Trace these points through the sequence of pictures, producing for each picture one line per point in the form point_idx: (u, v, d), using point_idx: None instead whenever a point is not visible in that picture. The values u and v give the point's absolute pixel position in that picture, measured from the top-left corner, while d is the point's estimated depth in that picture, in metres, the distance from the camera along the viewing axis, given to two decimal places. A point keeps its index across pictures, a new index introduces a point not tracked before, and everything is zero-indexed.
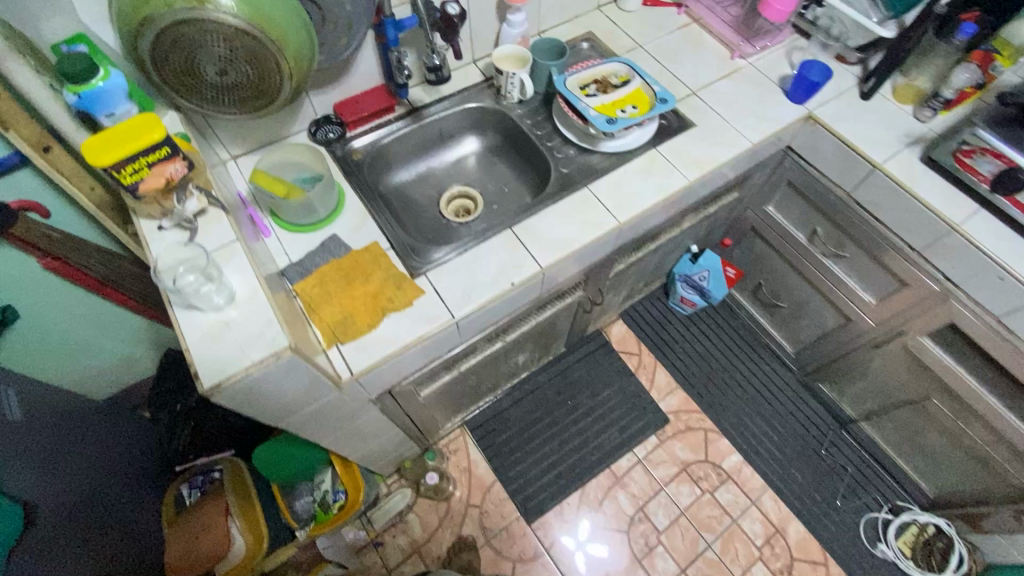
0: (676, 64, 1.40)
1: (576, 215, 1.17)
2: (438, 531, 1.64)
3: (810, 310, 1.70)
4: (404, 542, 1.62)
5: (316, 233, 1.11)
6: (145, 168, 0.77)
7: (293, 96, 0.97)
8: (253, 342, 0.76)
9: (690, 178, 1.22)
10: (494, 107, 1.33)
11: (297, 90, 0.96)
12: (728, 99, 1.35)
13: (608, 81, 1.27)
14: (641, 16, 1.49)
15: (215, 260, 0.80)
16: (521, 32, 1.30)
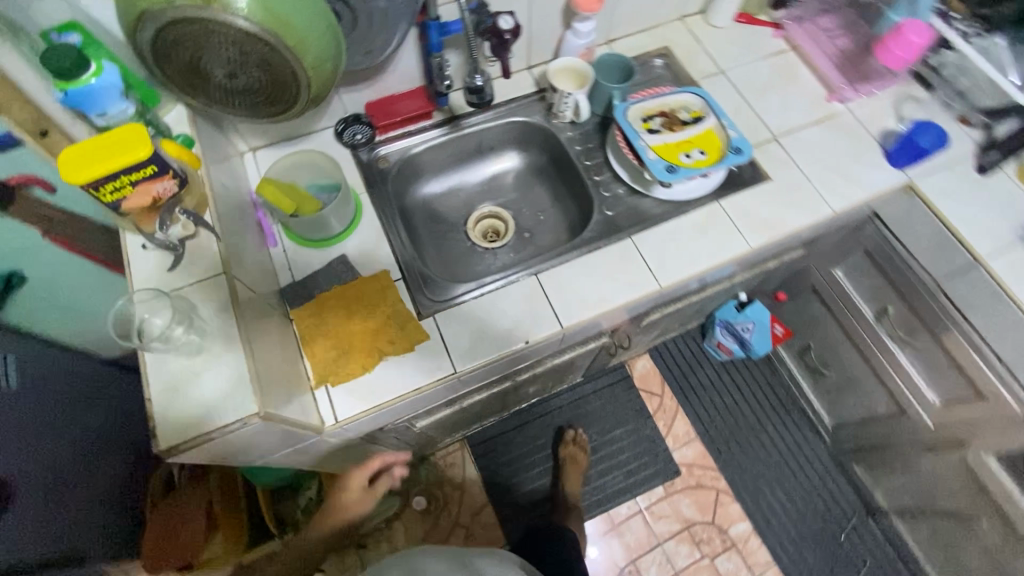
0: (760, 99, 1.21)
1: (613, 270, 1.03)
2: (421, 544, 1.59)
3: (860, 389, 1.52)
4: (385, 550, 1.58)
5: (325, 250, 1.02)
6: (128, 186, 0.68)
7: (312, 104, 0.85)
8: (221, 404, 0.68)
9: (751, 244, 1.06)
10: (543, 124, 1.19)
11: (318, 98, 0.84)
12: (815, 151, 1.16)
13: (676, 116, 1.10)
14: (730, 35, 1.29)
15: (195, 297, 0.72)
16: (587, 44, 1.15)
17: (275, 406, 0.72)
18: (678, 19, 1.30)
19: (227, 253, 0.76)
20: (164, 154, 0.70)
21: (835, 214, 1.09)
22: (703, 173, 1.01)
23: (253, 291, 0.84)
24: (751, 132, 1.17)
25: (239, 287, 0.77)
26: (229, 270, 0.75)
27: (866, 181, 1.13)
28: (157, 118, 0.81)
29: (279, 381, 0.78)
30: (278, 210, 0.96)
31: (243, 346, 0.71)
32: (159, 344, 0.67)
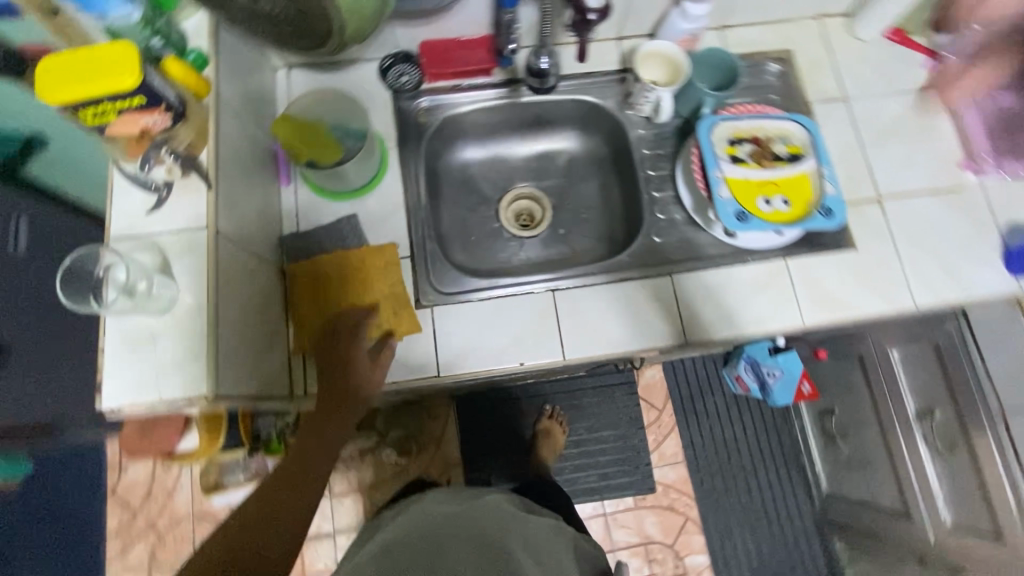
0: (878, 146, 1.01)
1: (640, 308, 0.91)
2: (388, 481, 1.63)
3: (868, 474, 1.39)
4: (353, 477, 1.62)
5: (336, 206, 0.93)
6: (112, 113, 0.60)
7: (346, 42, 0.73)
8: (170, 376, 0.63)
9: (805, 321, 0.92)
10: (615, 113, 1.03)
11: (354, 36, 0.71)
12: (920, 227, 0.97)
13: (769, 146, 0.92)
14: (870, 55, 1.06)
15: (171, 251, 0.65)
16: (693, 31, 0.96)
17: (230, 387, 0.67)
18: (813, 18, 1.07)
19: (217, 206, 0.68)
20: (159, 84, 0.61)
21: (916, 310, 0.93)
22: (778, 230, 0.86)
23: (247, 247, 0.77)
24: (852, 185, 0.98)
25: (223, 246, 0.69)
26: (213, 227, 0.67)
27: (969, 280, 0.95)
28: (168, 28, 0.72)
29: (245, 354, 0.72)
30: (291, 155, 0.87)
31: (209, 319, 0.64)
32: (122, 300, 0.61)
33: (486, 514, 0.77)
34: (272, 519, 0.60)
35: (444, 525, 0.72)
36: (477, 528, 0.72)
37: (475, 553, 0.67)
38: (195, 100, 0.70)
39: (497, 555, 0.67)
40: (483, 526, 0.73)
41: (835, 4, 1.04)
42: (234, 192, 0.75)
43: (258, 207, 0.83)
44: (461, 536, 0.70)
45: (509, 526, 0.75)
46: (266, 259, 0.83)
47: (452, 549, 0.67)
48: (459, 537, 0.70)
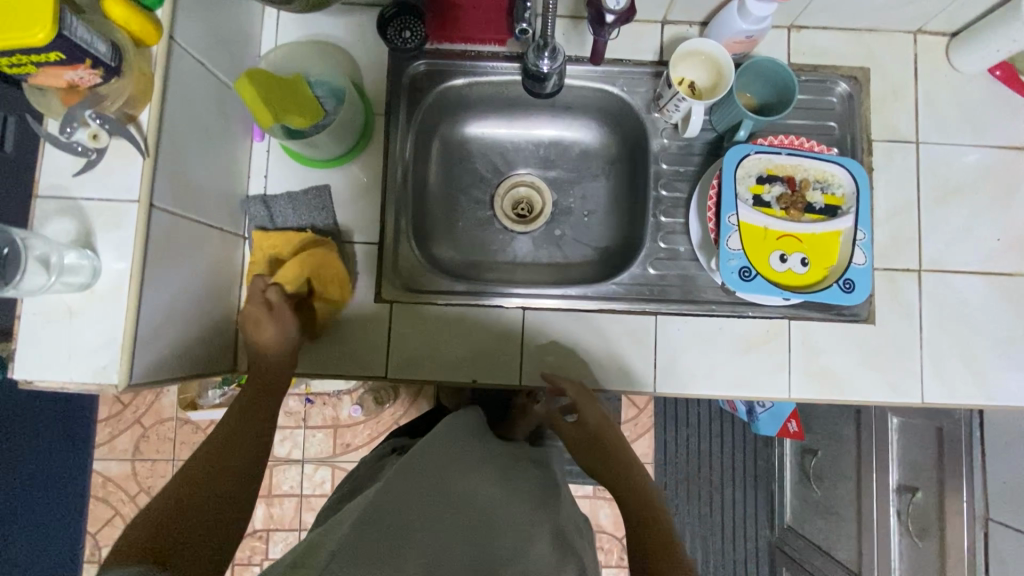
0: (938, 207, 0.86)
1: (613, 343, 0.84)
2: (360, 424, 1.55)
3: (833, 523, 1.35)
4: (327, 415, 1.55)
5: (309, 173, 0.85)
6: (29, 65, 0.53)
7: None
8: (82, 358, 0.60)
9: (792, 394, 0.83)
10: (640, 113, 0.89)
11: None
12: (956, 311, 0.84)
13: (804, 193, 0.79)
14: (963, 92, 0.88)
15: (95, 223, 0.60)
16: (752, 34, 0.79)
17: (149, 371, 0.64)
18: (907, 32, 0.88)
19: (153, 177, 0.61)
20: (85, 36, 0.53)
21: (919, 405, 0.83)
22: (784, 295, 0.75)
23: (197, 218, 0.72)
24: (892, 248, 0.85)
25: (159, 221, 0.63)
26: (146, 202, 0.61)
27: (994, 384, 0.83)
28: None
29: (177, 334, 0.68)
30: (260, 124, 0.76)
31: (128, 304, 0.60)
32: (37, 273, 0.56)
33: (471, 466, 0.71)
34: (216, 483, 0.62)
35: (428, 485, 0.64)
36: (464, 487, 0.66)
37: (455, 516, 0.60)
38: (137, 49, 0.61)
39: (480, 522, 0.61)
40: (468, 481, 0.67)
41: (938, 20, 0.85)
42: (183, 158, 0.68)
43: (219, 169, 0.76)
44: (444, 495, 0.63)
45: (495, 483, 0.70)
46: (221, 226, 0.78)
47: (435, 511, 0.60)
48: (440, 499, 0.62)
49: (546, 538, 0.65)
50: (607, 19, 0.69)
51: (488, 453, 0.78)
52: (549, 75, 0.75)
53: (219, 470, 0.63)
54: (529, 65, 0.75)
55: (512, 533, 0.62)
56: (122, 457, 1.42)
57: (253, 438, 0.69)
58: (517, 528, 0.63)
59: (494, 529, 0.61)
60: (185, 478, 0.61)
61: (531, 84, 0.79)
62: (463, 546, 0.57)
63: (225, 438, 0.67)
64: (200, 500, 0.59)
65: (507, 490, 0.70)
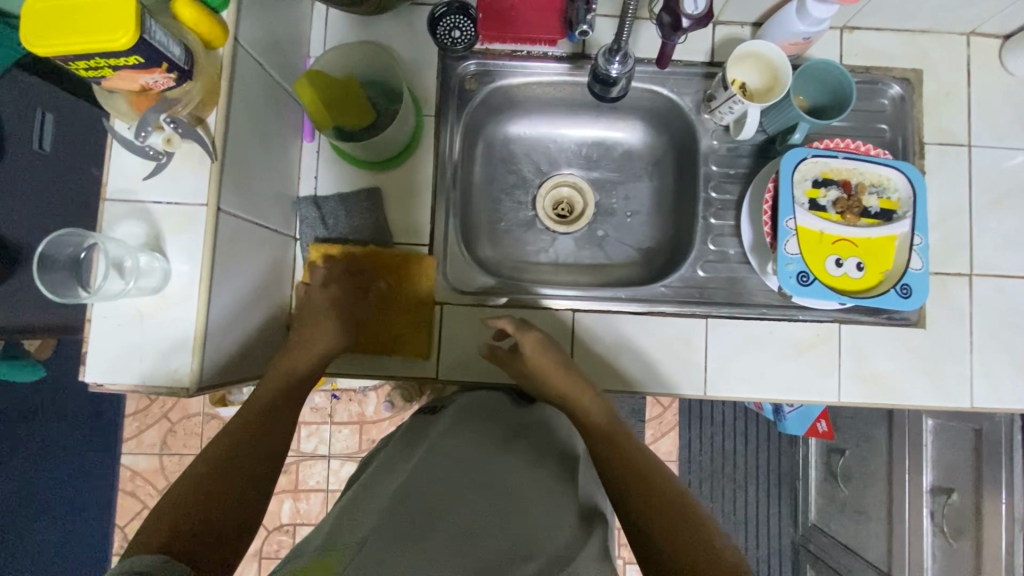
0: (988, 211, 0.86)
1: (662, 346, 0.84)
2: (386, 421, 1.54)
3: (862, 523, 1.35)
4: (353, 411, 1.53)
5: (359, 174, 0.85)
6: (107, 69, 0.53)
7: None
8: (155, 361, 0.60)
9: (841, 398, 0.83)
10: (689, 114, 0.88)
11: None
12: (1007, 316, 0.84)
13: (860, 197, 0.78)
14: (1014, 95, 0.87)
15: (163, 227, 0.60)
16: (809, 35, 0.79)
17: (215, 373, 0.64)
18: (961, 33, 0.88)
19: (220, 182, 0.61)
20: (162, 40, 0.53)
21: (969, 410, 0.83)
22: (842, 300, 0.74)
23: (257, 220, 0.72)
24: (942, 252, 0.85)
25: (225, 224, 0.63)
26: (213, 205, 0.61)
27: None
28: None
29: (237, 336, 0.69)
30: (315, 125, 0.77)
31: (198, 307, 0.60)
32: (114, 279, 0.57)
33: (497, 445, 0.68)
34: (242, 474, 0.58)
35: (451, 467, 0.62)
36: (488, 469, 0.63)
37: (483, 503, 0.57)
38: (206, 50, 0.61)
39: (508, 503, 0.58)
40: (491, 463, 0.64)
41: (993, 22, 0.84)
42: (247, 159, 0.68)
43: (275, 171, 0.76)
44: (471, 477, 0.61)
45: (520, 461, 0.66)
46: (275, 228, 0.77)
47: (464, 495, 0.58)
48: (465, 483, 0.59)
49: (570, 514, 0.61)
50: (682, 24, 0.69)
51: (512, 425, 0.75)
52: (616, 79, 0.76)
53: (244, 457, 0.59)
54: (597, 68, 0.76)
55: (539, 513, 0.59)
56: (149, 452, 1.38)
57: (278, 426, 0.65)
58: (542, 509, 0.59)
59: (522, 512, 0.58)
60: (207, 464, 0.58)
61: (594, 86, 0.80)
62: (490, 529, 0.54)
63: (253, 425, 0.63)
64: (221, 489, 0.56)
65: (534, 466, 0.66)
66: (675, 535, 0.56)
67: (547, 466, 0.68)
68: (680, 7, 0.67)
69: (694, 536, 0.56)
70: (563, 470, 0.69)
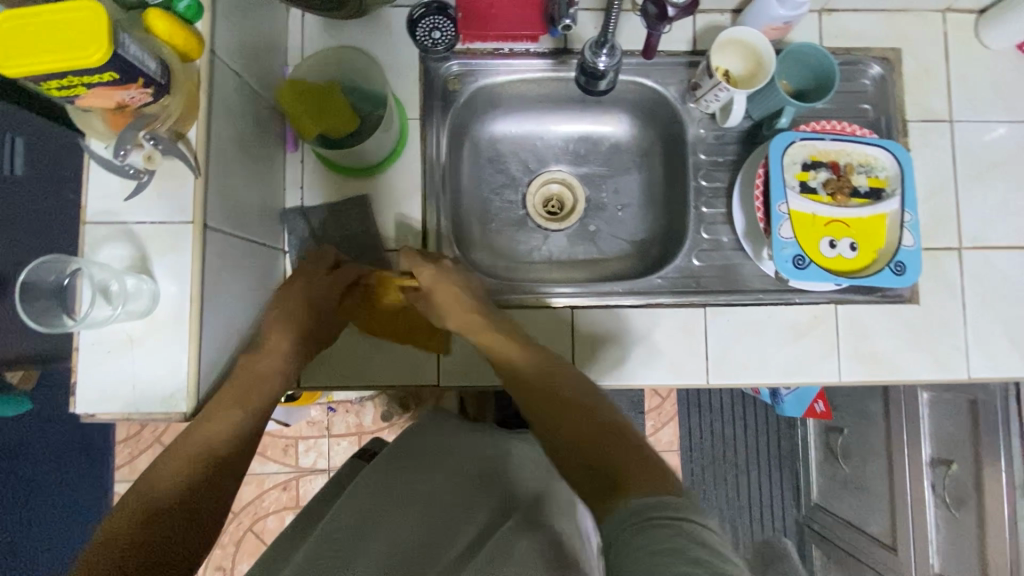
0: (972, 184, 0.87)
1: (663, 338, 0.84)
2: (386, 430, 1.52)
3: (864, 499, 1.37)
4: (351, 422, 1.51)
5: (346, 182, 0.83)
6: (80, 87, 0.51)
7: None
8: (149, 386, 0.58)
9: (842, 378, 0.84)
10: (675, 104, 0.88)
11: None
12: (997, 286, 0.85)
13: (849, 177, 0.79)
14: (992, 69, 0.88)
15: (149, 249, 0.58)
16: (789, 19, 0.79)
17: (211, 394, 0.62)
18: (936, 10, 0.89)
19: (205, 200, 0.59)
20: (137, 53, 0.51)
21: (967, 381, 0.84)
22: (838, 281, 0.75)
23: (246, 235, 0.70)
24: (931, 227, 0.86)
25: (213, 241, 0.62)
26: (200, 223, 0.59)
27: None
28: None
29: (231, 355, 0.67)
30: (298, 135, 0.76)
31: (191, 328, 0.59)
32: (103, 305, 0.56)
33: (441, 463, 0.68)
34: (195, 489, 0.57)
35: (378, 492, 0.64)
36: (416, 485, 0.64)
37: (412, 520, 0.59)
38: (182, 63, 0.59)
39: (443, 518, 0.60)
40: (420, 479, 0.65)
41: None
42: (231, 173, 0.66)
43: (260, 185, 0.74)
44: (397, 500, 0.62)
45: (451, 468, 0.67)
46: (264, 242, 0.76)
47: (387, 518, 0.59)
48: (390, 505, 0.61)
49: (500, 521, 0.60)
50: (668, 12, 0.69)
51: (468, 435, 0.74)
52: (603, 73, 0.76)
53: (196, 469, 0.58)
54: (583, 61, 0.76)
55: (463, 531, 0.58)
56: None
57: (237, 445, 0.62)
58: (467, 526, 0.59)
59: (456, 524, 0.59)
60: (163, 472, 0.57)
61: (580, 78, 0.80)
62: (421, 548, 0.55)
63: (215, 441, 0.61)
64: (181, 495, 0.53)
65: (465, 468, 0.67)
66: (567, 428, 0.61)
67: (481, 461, 0.69)
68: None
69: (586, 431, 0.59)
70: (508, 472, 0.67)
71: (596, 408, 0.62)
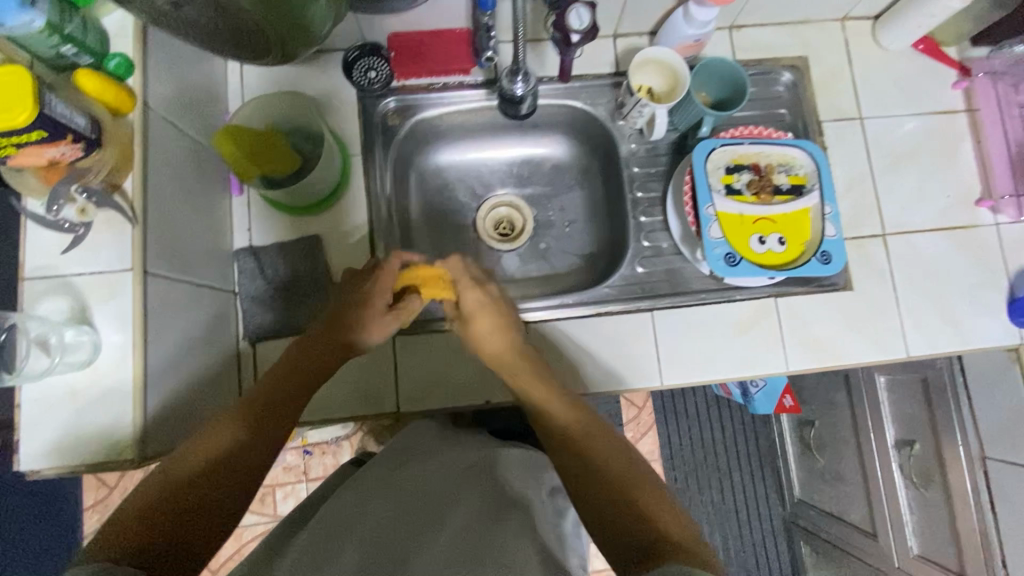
0: (888, 175, 0.93)
1: (615, 345, 0.86)
2: None
3: (842, 489, 1.39)
4: (330, 462, 1.47)
5: (293, 221, 0.85)
6: (10, 148, 0.53)
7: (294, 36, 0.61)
8: (95, 437, 0.58)
9: (790, 368, 0.87)
10: (605, 121, 0.93)
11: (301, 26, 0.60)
12: (923, 267, 0.90)
13: (770, 177, 0.83)
14: (892, 67, 0.96)
15: (89, 299, 0.59)
16: (698, 37, 0.85)
17: (160, 439, 0.62)
18: (835, 20, 0.96)
19: (144, 247, 0.61)
20: (64, 111, 0.54)
21: (906, 359, 0.88)
22: (769, 275, 0.79)
23: (193, 280, 0.71)
24: (855, 217, 0.91)
25: (155, 287, 0.63)
26: (139, 269, 0.60)
27: (970, 329, 0.89)
28: (84, 28, 0.60)
29: (181, 402, 0.67)
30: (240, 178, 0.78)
31: (135, 374, 0.59)
32: (40, 356, 0.56)
33: (458, 475, 0.64)
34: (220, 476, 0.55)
35: (369, 489, 0.62)
36: (423, 487, 0.62)
37: (394, 511, 0.57)
38: (114, 118, 0.61)
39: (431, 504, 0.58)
40: (407, 475, 0.65)
41: (862, 6, 0.93)
42: (172, 222, 0.67)
43: (205, 229, 0.75)
44: (390, 495, 0.60)
45: (442, 466, 0.66)
46: (213, 284, 0.77)
47: (374, 506, 0.58)
48: (378, 501, 0.59)
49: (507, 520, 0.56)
50: (572, 39, 0.73)
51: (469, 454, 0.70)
52: (521, 97, 0.80)
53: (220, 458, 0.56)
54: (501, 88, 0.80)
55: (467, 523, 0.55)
56: None
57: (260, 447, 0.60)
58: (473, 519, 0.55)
59: (450, 517, 0.55)
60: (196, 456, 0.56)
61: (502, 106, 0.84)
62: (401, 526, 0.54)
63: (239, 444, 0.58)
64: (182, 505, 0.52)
65: (455, 467, 0.67)
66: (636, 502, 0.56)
67: (478, 457, 0.69)
68: (567, 24, 0.72)
69: (611, 472, 0.59)
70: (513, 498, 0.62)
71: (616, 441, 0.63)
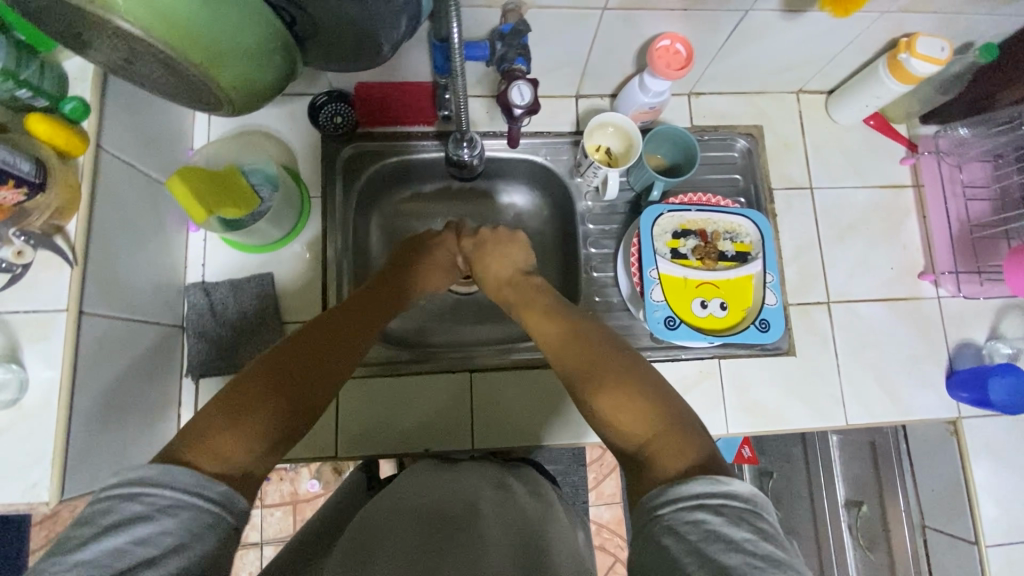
0: (836, 243, 0.95)
1: (559, 401, 0.87)
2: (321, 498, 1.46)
3: None
4: (285, 491, 1.42)
5: (248, 258, 0.87)
6: None
7: (246, 98, 0.60)
8: (12, 478, 0.58)
9: (730, 430, 0.88)
10: (563, 177, 0.95)
11: (254, 90, 0.60)
12: (866, 335, 0.92)
13: (716, 243, 0.86)
14: (843, 139, 0.99)
15: (18, 339, 0.60)
16: (654, 105, 0.88)
17: (82, 479, 0.62)
18: (791, 92, 1.00)
19: (81, 287, 0.62)
20: None
21: (845, 427, 0.89)
22: (708, 340, 0.81)
23: (133, 316, 0.72)
24: (802, 284, 0.94)
25: (90, 327, 0.63)
26: (74, 310, 0.61)
27: (909, 399, 0.91)
28: (41, 73, 0.63)
29: (112, 440, 0.67)
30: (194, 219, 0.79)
31: (58, 415, 0.59)
32: None
33: (483, 499, 0.61)
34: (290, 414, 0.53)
35: (387, 503, 0.61)
36: (441, 501, 0.60)
37: (421, 527, 0.56)
38: (62, 160, 0.63)
39: (458, 525, 0.55)
40: (428, 493, 0.62)
41: (815, 81, 0.97)
42: (117, 263, 0.68)
43: (154, 265, 0.77)
44: (403, 511, 0.58)
45: (461, 485, 0.64)
46: (159, 320, 0.78)
47: (392, 523, 0.57)
48: (396, 517, 0.58)
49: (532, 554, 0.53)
50: (516, 113, 0.79)
51: (481, 479, 0.66)
52: (468, 162, 0.83)
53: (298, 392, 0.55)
54: (449, 154, 0.83)
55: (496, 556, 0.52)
56: None
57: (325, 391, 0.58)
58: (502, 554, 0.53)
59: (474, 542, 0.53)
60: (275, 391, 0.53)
61: (451, 168, 0.87)
62: (438, 553, 0.52)
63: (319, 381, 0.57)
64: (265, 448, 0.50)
65: (469, 484, 0.64)
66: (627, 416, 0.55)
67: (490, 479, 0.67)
68: (509, 100, 0.77)
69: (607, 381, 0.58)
70: (534, 525, 0.59)
71: (607, 330, 0.64)
